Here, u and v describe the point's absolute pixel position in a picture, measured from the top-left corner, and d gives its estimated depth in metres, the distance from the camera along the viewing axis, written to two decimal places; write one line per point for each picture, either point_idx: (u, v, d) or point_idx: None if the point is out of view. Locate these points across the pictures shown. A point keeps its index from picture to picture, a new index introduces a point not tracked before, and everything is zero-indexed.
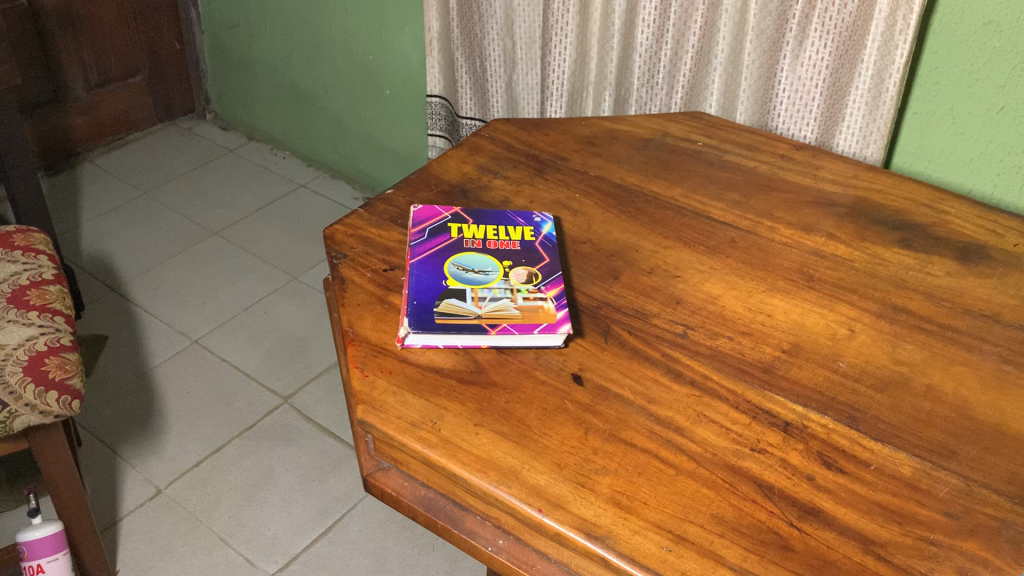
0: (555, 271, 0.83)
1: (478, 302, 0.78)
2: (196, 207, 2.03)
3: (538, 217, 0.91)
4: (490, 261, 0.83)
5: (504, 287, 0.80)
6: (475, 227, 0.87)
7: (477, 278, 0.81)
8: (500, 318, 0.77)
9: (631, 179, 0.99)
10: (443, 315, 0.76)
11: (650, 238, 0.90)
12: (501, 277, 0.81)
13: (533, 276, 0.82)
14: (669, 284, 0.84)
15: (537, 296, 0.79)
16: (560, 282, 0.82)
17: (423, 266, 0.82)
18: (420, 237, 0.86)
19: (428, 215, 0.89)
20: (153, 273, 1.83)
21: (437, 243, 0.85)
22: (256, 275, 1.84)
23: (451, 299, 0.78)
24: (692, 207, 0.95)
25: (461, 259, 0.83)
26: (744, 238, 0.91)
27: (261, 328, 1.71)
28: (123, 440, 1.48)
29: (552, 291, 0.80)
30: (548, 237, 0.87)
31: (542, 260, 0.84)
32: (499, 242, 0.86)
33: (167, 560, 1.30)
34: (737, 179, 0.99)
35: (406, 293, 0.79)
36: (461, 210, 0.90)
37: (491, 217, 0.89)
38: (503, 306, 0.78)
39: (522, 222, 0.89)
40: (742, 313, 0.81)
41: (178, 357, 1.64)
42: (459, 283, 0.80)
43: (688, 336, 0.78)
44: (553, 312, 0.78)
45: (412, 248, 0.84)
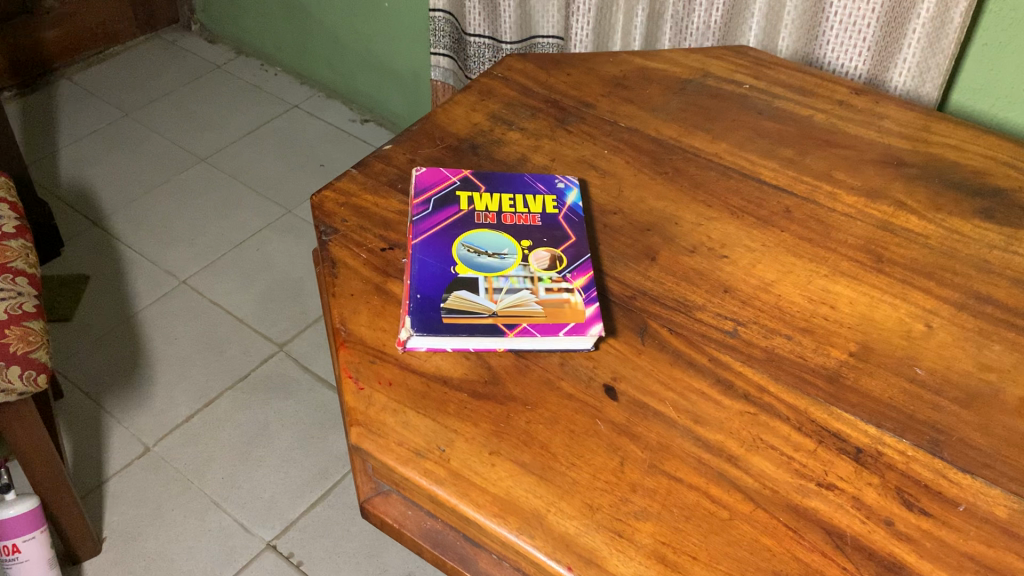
0: (582, 254, 0.71)
1: (492, 295, 0.66)
2: (182, 130, 1.88)
3: (561, 182, 0.78)
4: (507, 242, 0.71)
5: (522, 276, 0.68)
6: (489, 197, 0.75)
7: (492, 264, 0.69)
8: (519, 316, 0.65)
9: (667, 131, 0.85)
10: (451, 312, 0.65)
11: (690, 208, 0.77)
12: (520, 262, 0.69)
13: (557, 261, 0.70)
14: (714, 267, 0.72)
15: (562, 286, 0.68)
16: (588, 268, 0.70)
17: (428, 248, 0.70)
18: (423, 210, 0.73)
19: (434, 182, 0.76)
20: (137, 204, 1.70)
21: (444, 219, 0.72)
22: (248, 207, 1.72)
23: (460, 291, 0.66)
24: (739, 165, 0.82)
25: (472, 239, 0.71)
26: (801, 208, 0.78)
27: (254, 267, 1.60)
28: (108, 392, 1.38)
29: (579, 280, 0.68)
30: (574, 209, 0.75)
31: (568, 239, 0.72)
32: (517, 216, 0.73)
33: (157, 526, 1.22)
34: (789, 131, 0.86)
35: (408, 284, 0.67)
36: (472, 174, 0.78)
37: (507, 184, 0.77)
38: (522, 300, 0.66)
39: (543, 191, 0.77)
40: (801, 304, 0.70)
41: (165, 299, 1.53)
42: (470, 270, 0.68)
43: (738, 336, 0.67)
44: (581, 308, 0.66)
45: (414, 225, 0.72)
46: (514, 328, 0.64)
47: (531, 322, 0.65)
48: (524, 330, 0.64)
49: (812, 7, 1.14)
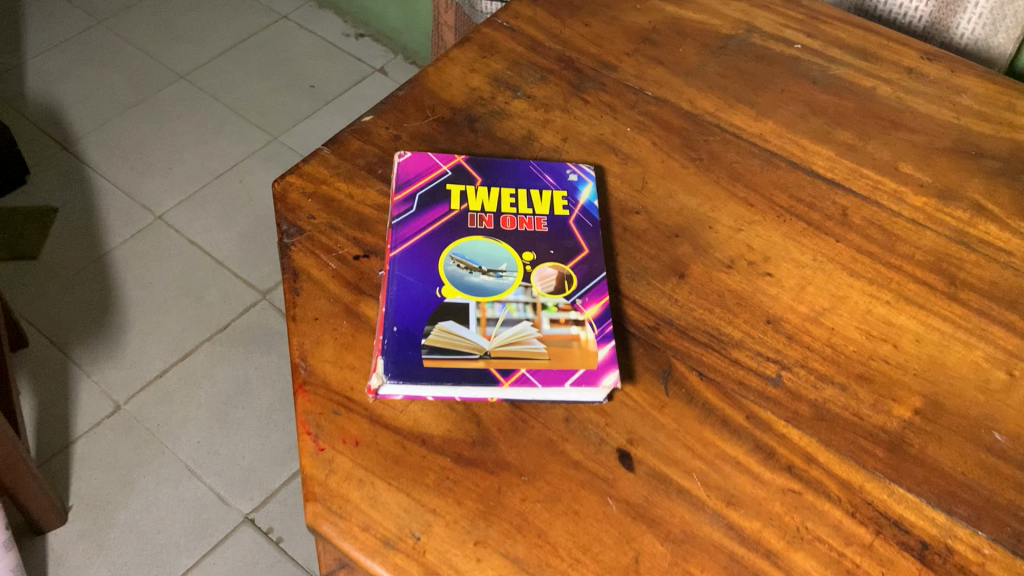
0: (596, 273, 0.59)
1: (485, 327, 0.55)
2: (160, 42, 1.73)
3: (573, 171, 0.66)
4: (506, 255, 0.59)
5: (522, 301, 0.56)
6: (486, 193, 0.63)
7: (486, 286, 0.57)
8: (517, 357, 0.53)
9: (703, 103, 0.72)
10: (434, 351, 0.53)
11: (728, 207, 0.65)
12: (520, 282, 0.57)
13: (565, 282, 0.58)
14: (754, 290, 0.60)
15: (570, 318, 0.56)
16: (603, 292, 0.58)
17: (409, 263, 0.58)
18: (406, 211, 0.61)
19: (420, 171, 0.64)
20: (110, 127, 1.56)
21: (430, 223, 0.60)
22: (230, 133, 1.58)
23: (445, 322, 0.54)
24: (788, 151, 0.68)
25: (463, 251, 0.59)
26: (860, 211, 0.65)
27: (236, 202, 1.48)
28: (76, 342, 1.28)
29: (591, 309, 0.57)
30: (588, 210, 0.63)
31: (579, 252, 0.60)
32: (519, 219, 0.61)
33: (127, 495, 1.14)
34: (848, 107, 0.72)
35: (383, 311, 0.55)
36: (465, 160, 0.65)
37: (507, 176, 0.64)
38: (522, 334, 0.55)
39: (551, 185, 0.64)
40: (859, 343, 0.58)
41: (140, 236, 1.41)
42: (459, 293, 0.56)
43: (781, 385, 0.55)
44: (593, 349, 0.54)
45: (394, 230, 0.60)
46: (511, 375, 0.53)
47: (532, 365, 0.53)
48: (522, 377, 0.53)
49: None
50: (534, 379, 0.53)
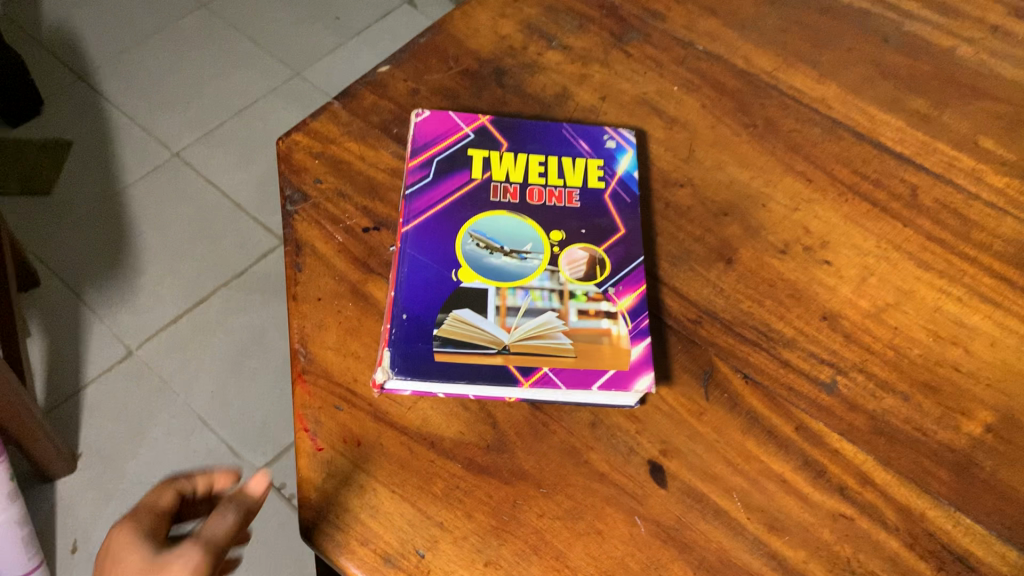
0: (633, 258, 0.52)
1: (505, 317, 0.48)
2: None
3: (610, 137, 0.58)
4: (532, 233, 0.52)
5: (547, 289, 0.50)
6: (513, 160, 0.56)
7: (507, 269, 0.50)
8: (540, 353, 0.47)
9: (760, 61, 0.64)
10: (446, 344, 0.47)
11: (783, 183, 0.58)
12: (546, 266, 0.51)
13: (597, 268, 0.51)
14: (809, 280, 0.54)
15: (601, 309, 0.49)
16: (639, 280, 0.51)
17: (422, 240, 0.51)
18: (422, 178, 0.54)
19: (440, 132, 0.57)
20: (128, 58, 1.50)
21: (448, 193, 0.54)
22: (252, 66, 1.51)
23: (460, 311, 0.48)
24: (853, 120, 0.61)
25: (484, 228, 0.52)
26: (933, 191, 0.58)
27: (256, 140, 1.42)
28: (88, 283, 1.24)
29: (625, 300, 0.50)
30: (626, 183, 0.56)
31: (615, 233, 0.53)
32: (548, 192, 0.54)
33: (137, 445, 1.11)
34: (923, 71, 0.64)
35: (391, 295, 0.49)
36: (490, 121, 0.58)
37: (537, 140, 0.57)
38: (546, 327, 0.48)
39: (586, 153, 0.57)
40: (925, 345, 0.52)
41: (156, 174, 1.36)
42: (477, 277, 0.50)
43: (836, 393, 0.49)
44: (626, 347, 0.48)
45: (408, 200, 0.53)
46: (532, 374, 0.46)
47: (556, 363, 0.47)
48: (545, 376, 0.46)
49: None
50: (559, 380, 0.46)
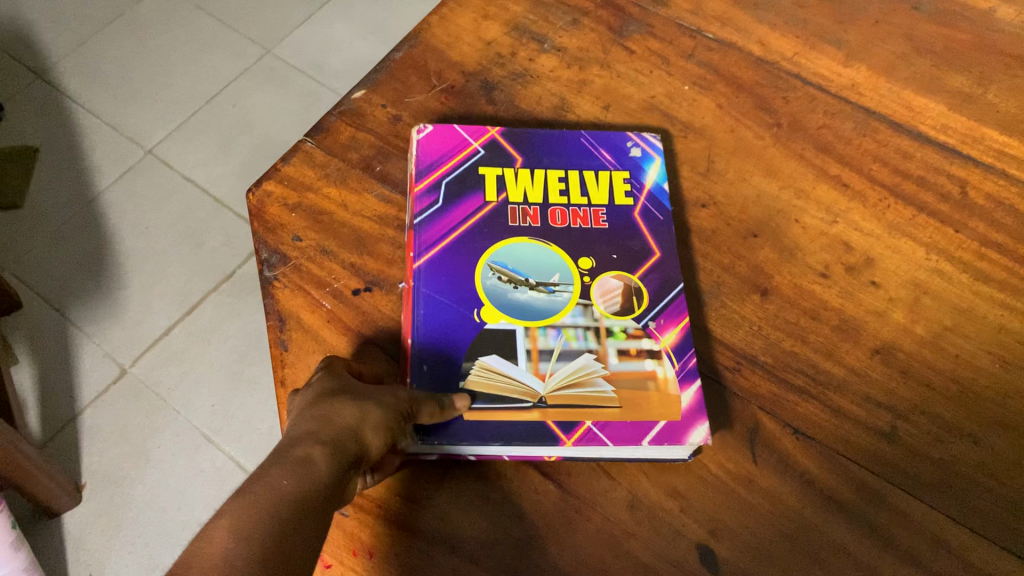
0: (672, 285, 0.46)
1: (537, 363, 0.42)
2: None
3: (634, 143, 0.52)
4: (558, 261, 0.45)
5: (581, 325, 0.43)
6: (531, 178, 0.50)
7: (535, 305, 0.44)
8: (581, 403, 0.41)
9: (779, 46, 0.57)
10: (474, 403, 0.41)
11: (817, 191, 0.52)
12: (578, 300, 0.44)
13: (634, 298, 0.45)
14: (857, 307, 0.48)
15: (643, 347, 0.43)
16: (681, 312, 0.45)
17: (437, 278, 0.45)
18: (430, 205, 0.48)
19: (446, 150, 0.50)
20: (88, 50, 1.41)
21: (462, 221, 0.47)
22: (219, 48, 1.42)
23: (486, 358, 0.42)
24: (888, 108, 0.55)
25: (504, 259, 0.46)
26: (983, 185, 0.52)
27: (231, 126, 1.34)
28: (72, 298, 1.16)
29: (668, 334, 0.44)
30: (656, 198, 0.50)
31: (649, 257, 0.47)
32: (572, 213, 0.48)
33: (143, 468, 1.05)
34: (960, 42, 0.58)
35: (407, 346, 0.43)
36: (500, 134, 0.52)
37: (555, 153, 0.51)
38: (584, 370, 0.42)
39: (609, 164, 0.51)
40: (993, 373, 0.46)
41: (130, 174, 1.28)
42: (502, 317, 0.43)
43: (898, 442, 0.44)
44: (675, 391, 0.42)
45: (417, 231, 0.47)
46: (575, 429, 0.40)
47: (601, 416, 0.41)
48: (589, 431, 0.40)
49: None
50: (605, 435, 0.40)
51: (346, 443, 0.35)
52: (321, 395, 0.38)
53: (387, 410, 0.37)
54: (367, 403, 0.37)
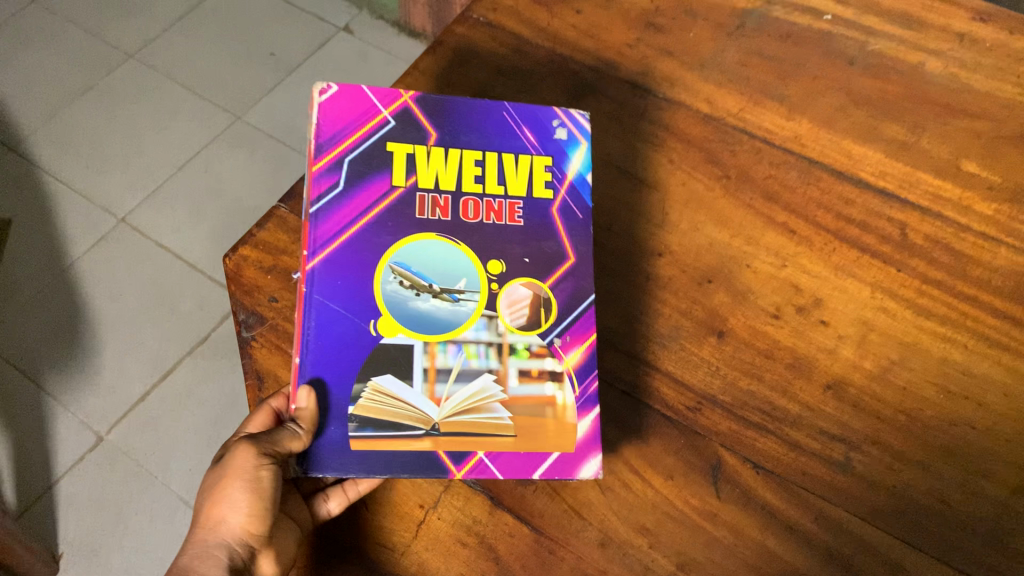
0: (583, 296, 0.46)
1: (434, 385, 0.43)
2: (99, 12, 1.49)
3: (558, 122, 0.50)
4: (467, 265, 0.45)
5: (484, 342, 0.44)
6: (444, 158, 0.47)
7: (438, 315, 0.44)
8: (476, 434, 0.43)
9: (725, 103, 0.61)
10: (365, 428, 0.41)
11: (767, 238, 0.55)
12: (483, 311, 0.44)
13: (541, 312, 0.45)
14: (808, 345, 0.51)
15: (545, 368, 0.45)
16: (588, 330, 0.46)
17: (332, 279, 0.44)
18: (331, 187, 0.45)
19: (350, 120, 0.47)
20: (57, 120, 1.38)
21: (361, 211, 0.45)
22: (189, 113, 1.40)
23: (380, 377, 0.42)
24: (829, 158, 0.58)
25: (407, 260, 0.44)
26: (921, 227, 0.55)
27: (204, 194, 1.33)
28: (48, 369, 1.16)
29: (573, 351, 0.45)
30: (576, 189, 0.49)
31: (563, 262, 0.47)
32: (486, 205, 0.46)
33: (120, 536, 1.06)
34: (895, 93, 0.61)
35: (297, 361, 0.42)
36: (415, 100, 0.48)
37: (473, 131, 0.48)
38: (482, 395, 0.43)
39: (531, 147, 0.49)
40: (938, 403, 0.49)
41: (104, 243, 1.27)
42: (400, 330, 0.43)
43: (852, 472, 0.46)
44: (572, 421, 0.44)
45: (314, 220, 0.44)
46: (466, 461, 0.43)
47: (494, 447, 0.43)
48: (480, 463, 0.43)
49: None
50: (496, 468, 0.43)
51: (211, 541, 0.38)
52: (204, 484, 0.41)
53: (234, 479, 0.39)
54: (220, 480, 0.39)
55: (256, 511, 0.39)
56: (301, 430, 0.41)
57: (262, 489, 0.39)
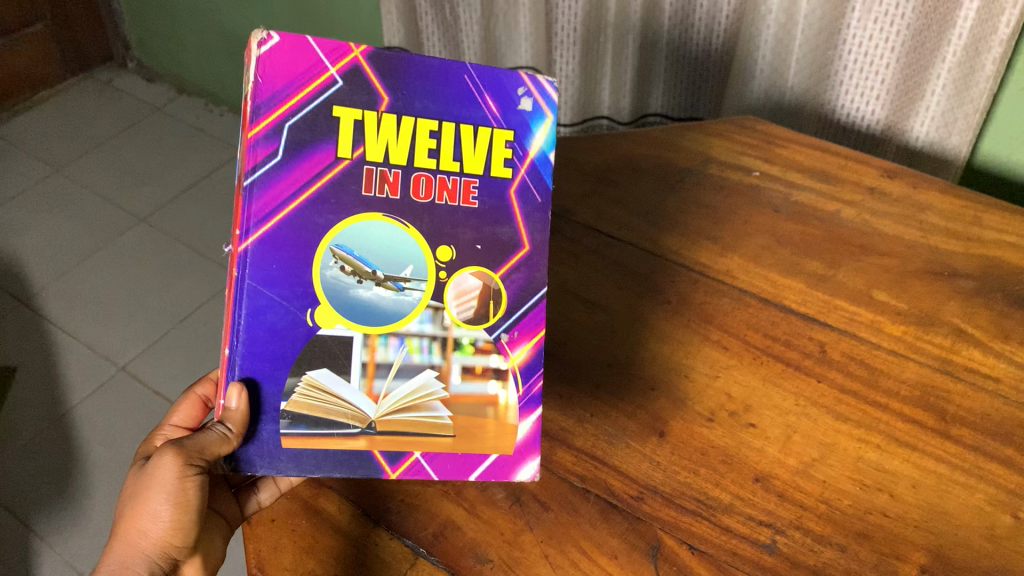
0: (536, 288, 0.52)
1: (374, 381, 0.50)
2: (119, 183, 1.61)
3: (525, 89, 0.50)
4: (415, 251, 0.50)
5: (428, 336, 0.50)
6: (396, 129, 0.49)
7: (381, 304, 0.50)
8: (418, 431, 0.51)
9: (667, 242, 0.70)
10: (298, 424, 0.50)
11: (702, 353, 0.62)
12: (429, 301, 0.50)
13: (490, 305, 0.51)
14: (738, 445, 0.57)
15: (491, 365, 0.52)
16: (536, 326, 0.52)
17: (266, 263, 0.49)
18: (268, 156, 0.48)
19: (294, 77, 0.48)
20: (69, 279, 1.46)
21: (301, 186, 0.48)
22: (193, 273, 1.47)
23: (314, 371, 0.50)
24: (757, 288, 0.67)
25: (350, 244, 0.49)
26: (839, 345, 0.63)
27: (202, 346, 1.37)
28: (37, 509, 1.17)
29: (519, 348, 0.52)
30: (537, 168, 0.51)
31: (517, 251, 0.51)
32: (438, 183, 0.50)
33: None
34: (815, 236, 0.70)
35: (228, 351, 0.49)
36: (366, 57, 0.48)
37: (429, 96, 0.49)
38: (424, 391, 0.50)
39: (492, 119, 0.50)
40: (855, 494, 0.55)
41: (103, 391, 1.31)
42: (339, 320, 0.50)
43: (777, 552, 0.52)
44: (513, 421, 0.52)
45: (248, 194, 0.48)
46: (402, 462, 0.52)
47: (432, 448, 0.51)
48: (416, 463, 0.52)
49: (821, 46, 0.87)
50: (431, 469, 0.52)
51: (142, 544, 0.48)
52: (133, 482, 0.49)
53: (159, 493, 0.48)
54: (150, 491, 0.48)
55: (183, 520, 0.49)
56: (229, 430, 0.48)
57: (188, 501, 0.49)
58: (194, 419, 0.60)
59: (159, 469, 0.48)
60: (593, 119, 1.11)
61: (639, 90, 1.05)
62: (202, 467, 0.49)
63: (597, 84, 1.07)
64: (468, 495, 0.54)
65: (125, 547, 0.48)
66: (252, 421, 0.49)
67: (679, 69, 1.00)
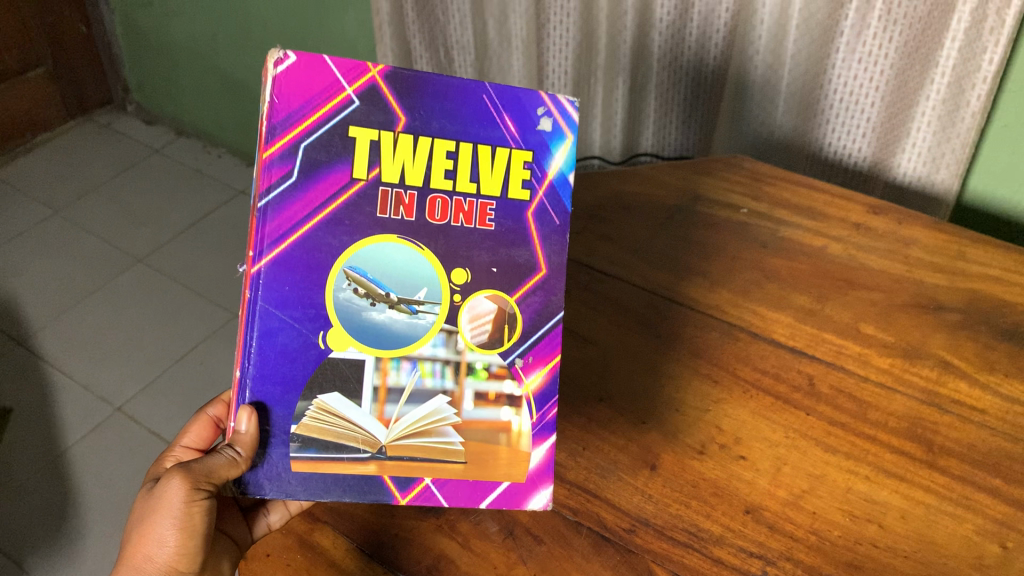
0: (553, 313, 0.52)
1: (385, 406, 0.51)
2: (117, 225, 1.62)
3: (545, 109, 0.50)
4: (430, 274, 0.50)
5: (440, 360, 0.51)
6: (412, 149, 0.49)
7: (394, 326, 0.51)
8: (428, 457, 0.52)
9: (657, 278, 0.71)
10: (308, 448, 0.51)
11: (693, 386, 0.63)
12: (442, 325, 0.51)
13: (505, 331, 0.52)
14: (729, 477, 0.58)
15: (504, 391, 0.52)
16: (551, 351, 0.53)
17: (278, 284, 0.50)
18: (283, 177, 0.49)
19: (311, 98, 0.48)
20: (66, 320, 1.46)
21: (317, 207, 0.49)
22: (189, 313, 1.48)
23: (325, 395, 0.50)
24: (746, 322, 0.68)
25: (363, 267, 0.50)
26: (827, 378, 0.64)
27: (198, 386, 1.37)
28: (33, 551, 1.16)
29: (535, 373, 0.53)
30: (555, 190, 0.51)
31: (534, 274, 0.52)
32: (454, 205, 0.50)
33: None
34: (802, 271, 0.72)
35: (239, 373, 0.50)
36: (384, 76, 0.49)
37: (447, 116, 0.50)
38: (435, 416, 0.51)
39: (510, 140, 0.50)
40: (844, 525, 0.55)
41: (99, 431, 1.31)
42: (351, 343, 0.51)
43: None
44: (525, 449, 0.53)
45: (262, 216, 0.49)
46: (411, 489, 0.52)
47: (443, 474, 0.52)
48: (426, 490, 0.53)
49: (806, 87, 0.89)
50: (441, 495, 0.53)
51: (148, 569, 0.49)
52: (143, 503, 0.51)
53: (166, 519, 0.49)
54: (157, 516, 0.49)
55: (188, 545, 0.50)
56: (238, 453, 0.49)
57: (193, 527, 0.50)
58: (205, 440, 0.61)
59: (166, 493, 0.49)
60: (584, 160, 1.13)
61: (630, 131, 1.07)
62: (210, 490, 0.50)
63: (588, 126, 1.09)
64: (462, 529, 0.54)
65: (132, 571, 0.50)
66: (261, 445, 0.50)
67: (669, 110, 1.02)
